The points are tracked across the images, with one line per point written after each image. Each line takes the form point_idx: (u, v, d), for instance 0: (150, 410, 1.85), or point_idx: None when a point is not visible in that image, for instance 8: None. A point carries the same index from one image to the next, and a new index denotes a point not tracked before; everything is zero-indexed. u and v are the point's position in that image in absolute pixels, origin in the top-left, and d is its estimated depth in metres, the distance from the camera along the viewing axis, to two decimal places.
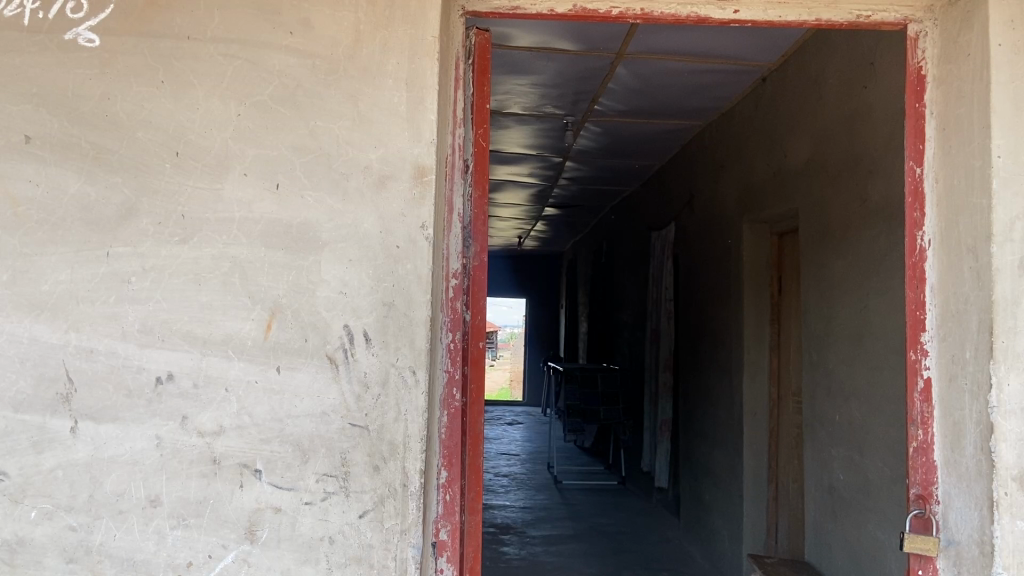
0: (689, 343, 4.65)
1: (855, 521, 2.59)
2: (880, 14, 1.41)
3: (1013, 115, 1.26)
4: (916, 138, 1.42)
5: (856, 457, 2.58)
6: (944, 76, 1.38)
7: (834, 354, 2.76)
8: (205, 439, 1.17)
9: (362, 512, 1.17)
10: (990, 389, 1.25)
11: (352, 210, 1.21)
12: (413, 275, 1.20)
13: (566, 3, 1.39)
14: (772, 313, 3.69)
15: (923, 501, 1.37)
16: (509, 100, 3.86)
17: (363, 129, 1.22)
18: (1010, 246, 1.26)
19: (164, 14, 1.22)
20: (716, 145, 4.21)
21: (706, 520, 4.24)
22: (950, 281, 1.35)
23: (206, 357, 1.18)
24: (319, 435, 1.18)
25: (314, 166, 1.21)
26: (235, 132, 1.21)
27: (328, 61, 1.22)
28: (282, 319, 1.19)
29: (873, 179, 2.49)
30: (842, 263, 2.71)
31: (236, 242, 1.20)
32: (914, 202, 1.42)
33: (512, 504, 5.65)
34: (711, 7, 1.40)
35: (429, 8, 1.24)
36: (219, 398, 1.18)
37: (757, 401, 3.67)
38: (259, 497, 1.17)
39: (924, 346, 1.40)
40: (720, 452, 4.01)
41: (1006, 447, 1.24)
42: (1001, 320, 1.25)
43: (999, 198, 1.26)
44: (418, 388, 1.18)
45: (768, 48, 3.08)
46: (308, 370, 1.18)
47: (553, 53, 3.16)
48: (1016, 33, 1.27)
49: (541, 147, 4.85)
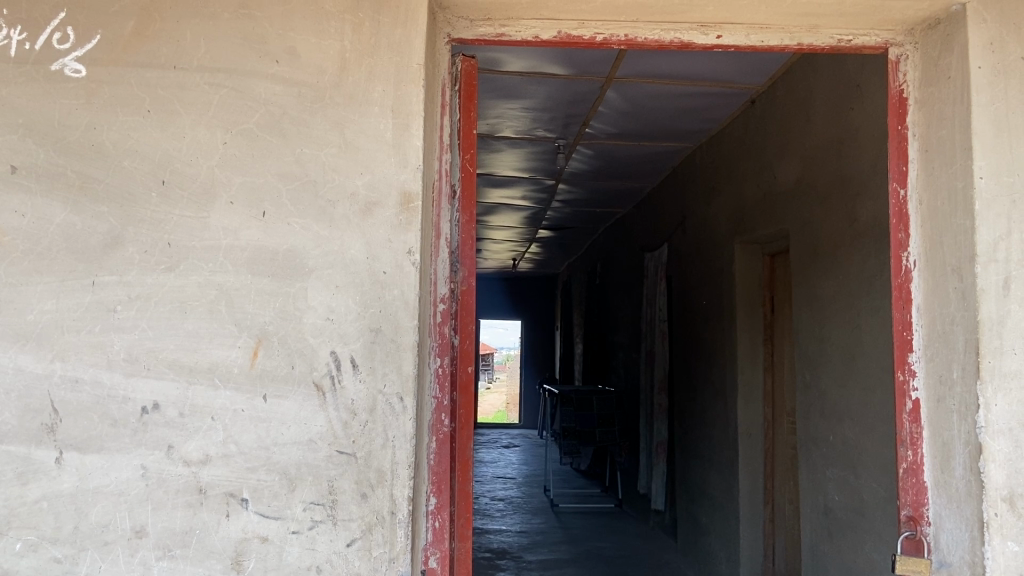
0: (683, 364, 4.65)
1: (850, 543, 2.58)
2: (861, 39, 1.42)
3: (994, 136, 1.28)
4: (899, 160, 1.43)
5: (851, 477, 2.58)
6: (925, 99, 1.39)
7: (827, 376, 2.76)
8: (191, 468, 1.17)
9: (350, 540, 1.17)
10: (978, 410, 1.25)
11: (338, 236, 1.21)
12: (400, 301, 1.20)
13: (551, 30, 1.40)
14: (764, 334, 3.69)
15: (914, 523, 1.36)
16: (501, 123, 3.88)
17: (349, 155, 1.22)
18: (993, 266, 1.26)
19: (151, 44, 1.22)
20: (706, 167, 4.24)
21: (703, 543, 4.21)
22: (936, 301, 1.36)
23: (192, 386, 1.18)
24: (306, 463, 1.17)
25: (300, 193, 1.21)
26: (221, 160, 1.21)
27: (314, 88, 1.23)
28: (268, 345, 1.19)
29: (862, 200, 2.51)
30: (833, 282, 2.72)
31: (222, 269, 1.20)
32: (899, 223, 1.42)
33: (509, 529, 5.62)
34: (693, 33, 1.41)
35: (414, 36, 1.25)
36: (205, 427, 1.17)
37: (752, 422, 3.67)
38: (245, 526, 1.16)
39: (911, 366, 1.40)
40: (715, 473, 4.01)
41: (994, 467, 1.24)
42: (987, 341, 1.25)
43: (981, 219, 1.27)
44: (405, 415, 1.18)
45: (755, 70, 3.10)
46: (294, 398, 1.18)
47: (542, 78, 3.19)
48: (995, 56, 1.29)
49: (533, 170, 4.87)
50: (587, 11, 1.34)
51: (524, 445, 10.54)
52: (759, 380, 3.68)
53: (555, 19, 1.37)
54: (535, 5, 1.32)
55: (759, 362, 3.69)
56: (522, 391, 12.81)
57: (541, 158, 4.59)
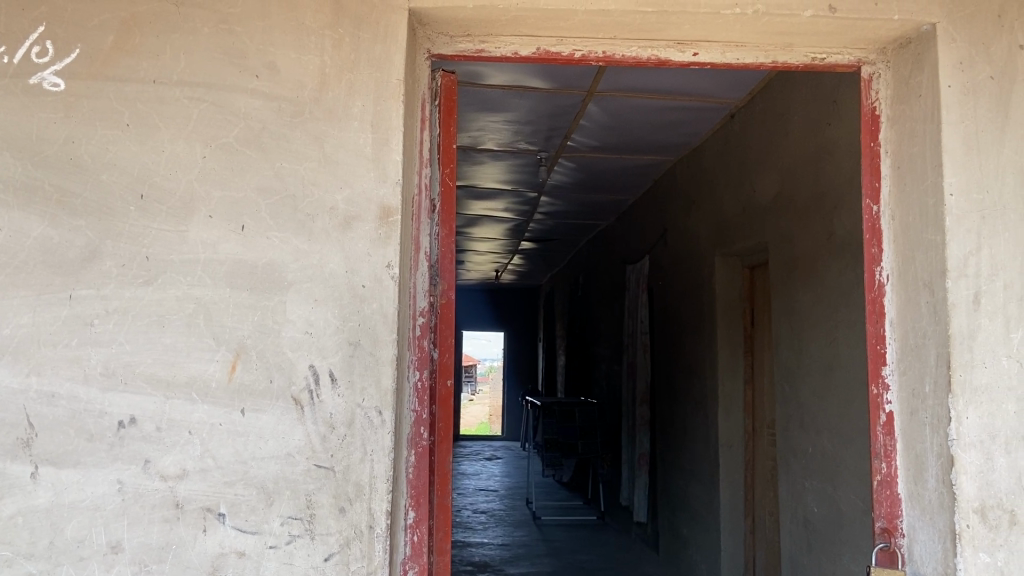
0: (664, 376, 4.67)
1: (829, 555, 2.59)
2: (834, 57, 1.45)
3: (964, 154, 1.31)
4: (872, 176, 1.45)
5: (829, 489, 2.59)
6: (897, 116, 1.42)
7: (806, 389, 2.78)
8: (168, 482, 1.16)
9: (328, 554, 1.16)
10: (949, 423, 1.27)
11: (317, 250, 1.21)
12: (379, 314, 1.21)
13: (530, 46, 1.41)
14: (744, 346, 3.71)
15: (888, 534, 1.38)
16: (483, 135, 3.89)
17: (329, 169, 1.23)
18: (964, 281, 1.29)
19: (130, 58, 1.22)
20: (687, 181, 4.27)
21: (684, 555, 4.21)
22: (909, 315, 1.37)
23: (170, 400, 1.17)
24: (284, 477, 1.17)
25: (279, 208, 1.22)
26: (200, 174, 1.22)
27: (293, 103, 1.24)
28: (246, 359, 1.19)
29: (839, 214, 2.53)
30: (811, 296, 2.75)
31: (201, 283, 1.20)
32: (872, 238, 1.44)
33: (491, 541, 5.60)
34: (670, 50, 1.43)
35: (394, 51, 1.26)
36: (182, 441, 1.17)
37: (732, 434, 3.70)
38: (222, 541, 1.16)
39: (885, 379, 1.41)
40: (696, 485, 4.02)
41: (966, 479, 1.26)
42: (959, 354, 1.27)
43: (952, 235, 1.29)
44: (384, 428, 1.19)
45: (735, 86, 3.14)
46: (272, 412, 1.18)
47: (525, 91, 3.20)
48: (964, 76, 1.32)
49: (516, 182, 4.88)
50: (565, 28, 1.36)
51: (507, 457, 10.51)
52: (739, 392, 3.71)
53: (534, 35, 1.39)
54: (515, 22, 1.34)
55: (738, 374, 3.72)
56: (504, 403, 12.79)
57: (523, 171, 4.61)
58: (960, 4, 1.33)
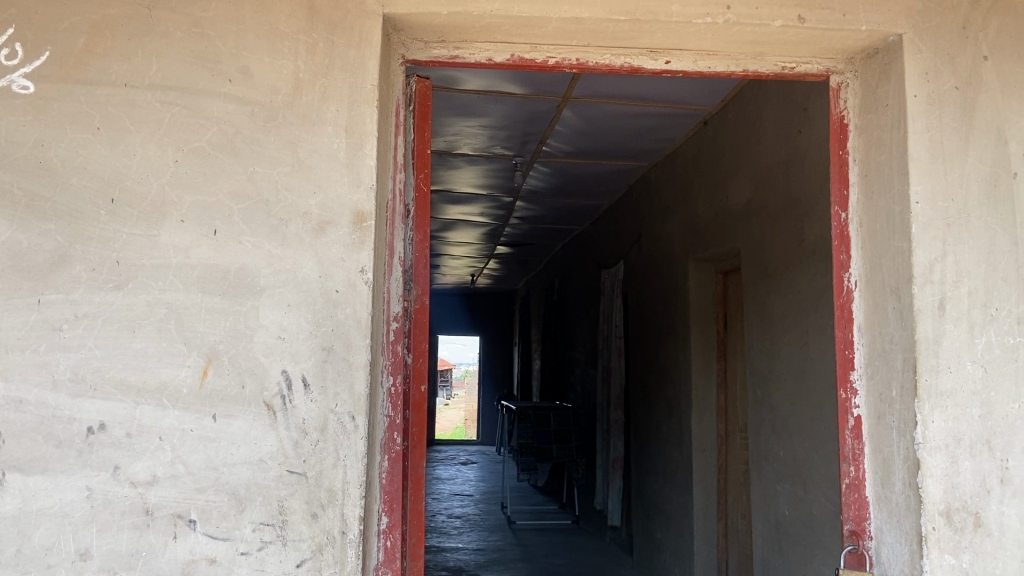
0: (638, 380, 4.69)
1: (801, 557, 2.62)
2: (803, 66, 1.47)
3: (930, 163, 1.33)
4: (840, 183, 1.47)
5: (800, 492, 2.62)
6: (865, 125, 1.44)
7: (777, 393, 2.81)
8: (138, 489, 1.15)
9: (300, 561, 1.16)
10: (916, 426, 1.29)
11: (290, 255, 1.21)
12: (352, 319, 1.21)
13: (504, 53, 1.42)
14: (717, 351, 3.75)
15: (856, 537, 1.39)
16: (459, 140, 3.89)
17: (302, 175, 1.23)
18: (930, 287, 1.31)
19: (101, 61, 1.21)
20: (661, 186, 4.30)
21: (658, 558, 4.23)
22: (876, 321, 1.40)
23: (140, 406, 1.16)
24: (255, 483, 1.17)
25: (252, 212, 1.21)
26: (171, 178, 1.21)
27: (267, 107, 1.23)
28: (218, 365, 1.18)
29: (810, 221, 2.57)
30: (783, 301, 2.78)
31: (172, 287, 1.19)
32: (841, 245, 1.46)
33: (466, 546, 5.59)
34: (643, 58, 1.44)
35: (368, 57, 1.26)
36: (153, 447, 1.16)
37: (705, 437, 3.73)
38: (193, 548, 1.15)
39: (853, 384, 1.43)
40: (670, 489, 4.04)
41: (932, 482, 1.28)
42: (924, 359, 1.30)
43: (917, 242, 1.32)
44: (357, 433, 1.19)
45: (708, 93, 3.17)
46: (244, 417, 1.18)
47: (500, 96, 3.21)
48: (930, 85, 1.34)
49: (491, 187, 4.89)
50: (539, 35, 1.37)
51: (482, 462, 10.50)
52: (713, 396, 3.74)
53: (508, 42, 1.40)
54: (489, 29, 1.34)
55: (711, 378, 3.75)
56: (480, 407, 12.79)
57: (499, 176, 4.62)
58: (925, 16, 1.36)
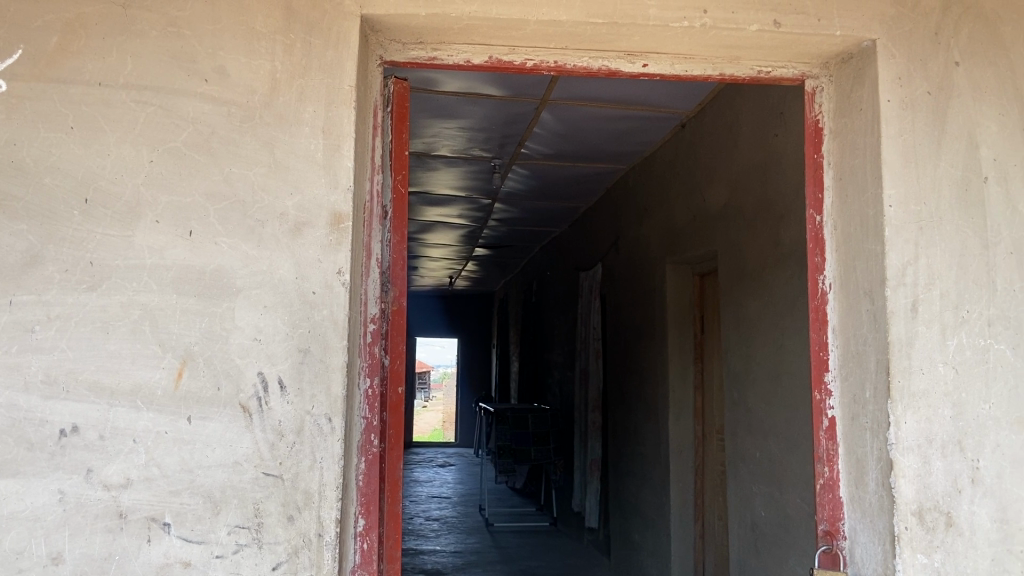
0: (616, 382, 4.71)
1: (776, 557, 2.64)
2: (779, 71, 1.48)
3: (902, 167, 1.35)
4: (815, 187, 1.48)
5: (776, 493, 2.64)
6: (839, 129, 1.46)
7: (753, 394, 2.84)
8: (111, 492, 1.14)
9: (275, 564, 1.15)
10: (889, 427, 1.31)
11: (266, 256, 1.20)
12: (329, 321, 1.20)
13: (482, 54, 1.42)
14: (693, 353, 3.77)
15: (830, 537, 1.41)
16: (437, 142, 3.89)
17: (279, 176, 1.22)
18: (902, 289, 1.33)
19: (75, 60, 1.20)
20: (639, 189, 4.32)
21: (635, 560, 4.25)
22: (850, 323, 1.41)
23: (113, 408, 1.15)
24: (230, 486, 1.16)
25: (228, 213, 1.21)
26: (146, 179, 1.20)
27: (243, 108, 1.23)
28: (193, 367, 1.17)
29: (786, 223, 2.59)
30: (759, 303, 2.81)
31: (147, 288, 1.18)
32: (816, 248, 1.47)
33: (444, 549, 5.57)
34: (620, 61, 1.45)
35: (346, 58, 1.26)
36: (126, 449, 1.15)
37: (682, 438, 3.75)
38: (167, 551, 1.14)
39: (827, 385, 1.44)
40: (647, 490, 4.06)
41: (904, 482, 1.29)
42: (897, 361, 1.31)
43: (891, 245, 1.33)
44: (333, 436, 1.18)
45: (685, 96, 3.19)
46: (219, 420, 1.17)
47: (479, 98, 3.21)
48: (903, 90, 1.36)
49: (470, 189, 4.89)
50: (517, 38, 1.37)
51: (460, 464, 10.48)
52: (690, 397, 3.76)
53: (486, 44, 1.40)
54: (468, 31, 1.35)
55: (688, 379, 3.78)
56: (457, 410, 12.77)
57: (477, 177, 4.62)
58: (898, 21, 1.38)
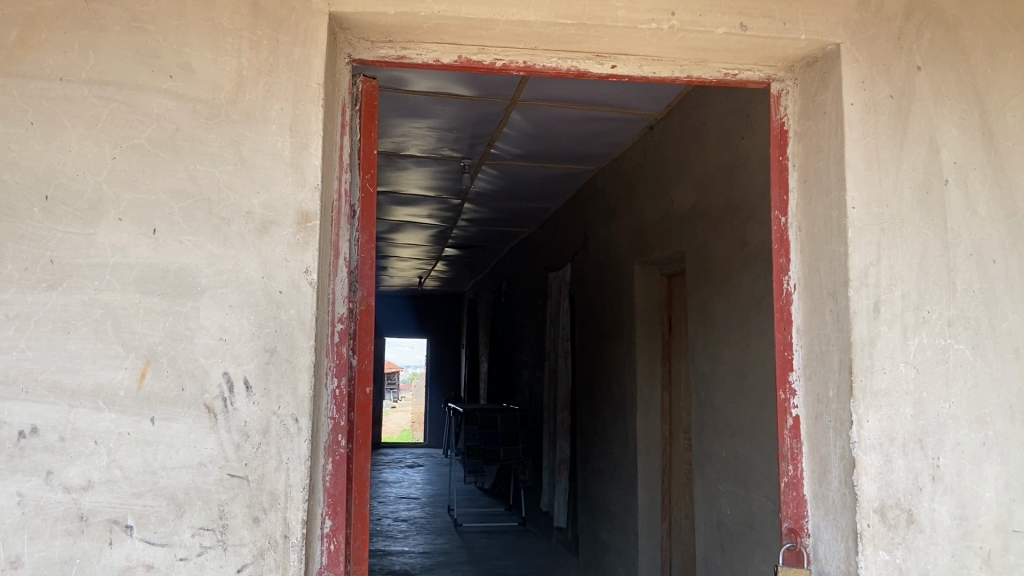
0: (584, 382, 4.73)
1: (742, 555, 2.66)
2: (745, 73, 1.50)
3: (865, 169, 1.37)
4: (780, 189, 1.50)
5: (742, 491, 2.67)
6: (804, 131, 1.48)
7: (720, 394, 2.86)
8: (71, 494, 1.12)
9: (241, 565, 1.14)
10: (851, 426, 1.33)
11: (232, 255, 1.19)
12: (296, 320, 1.19)
13: (451, 54, 1.42)
14: (661, 353, 3.80)
15: (794, 534, 1.43)
16: (406, 141, 3.87)
17: (245, 174, 1.21)
18: (865, 290, 1.35)
19: (35, 54, 1.18)
20: (607, 189, 4.34)
21: (603, 559, 4.26)
22: (814, 323, 1.43)
23: (74, 409, 1.13)
24: (195, 487, 1.14)
25: (193, 211, 1.19)
26: (109, 176, 1.18)
27: (209, 105, 1.21)
28: (157, 367, 1.16)
29: (751, 225, 2.62)
30: (725, 303, 2.83)
31: (109, 287, 1.16)
32: (781, 248, 1.49)
33: (412, 549, 5.55)
34: (589, 62, 1.45)
35: (314, 55, 1.25)
36: (87, 451, 1.13)
37: (649, 438, 3.77)
38: (129, 554, 1.12)
39: (791, 385, 1.46)
40: (615, 489, 4.08)
41: (866, 480, 1.31)
42: (859, 360, 1.33)
43: (854, 247, 1.35)
44: (300, 436, 1.17)
45: (653, 98, 3.21)
46: (183, 421, 1.15)
47: (448, 98, 3.20)
48: (866, 94, 1.38)
49: (439, 189, 4.88)
50: (486, 37, 1.37)
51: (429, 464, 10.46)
52: (657, 397, 3.79)
53: (455, 43, 1.40)
54: (437, 30, 1.34)
55: (656, 379, 3.80)
56: (426, 410, 12.73)
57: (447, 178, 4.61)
58: (862, 26, 1.40)
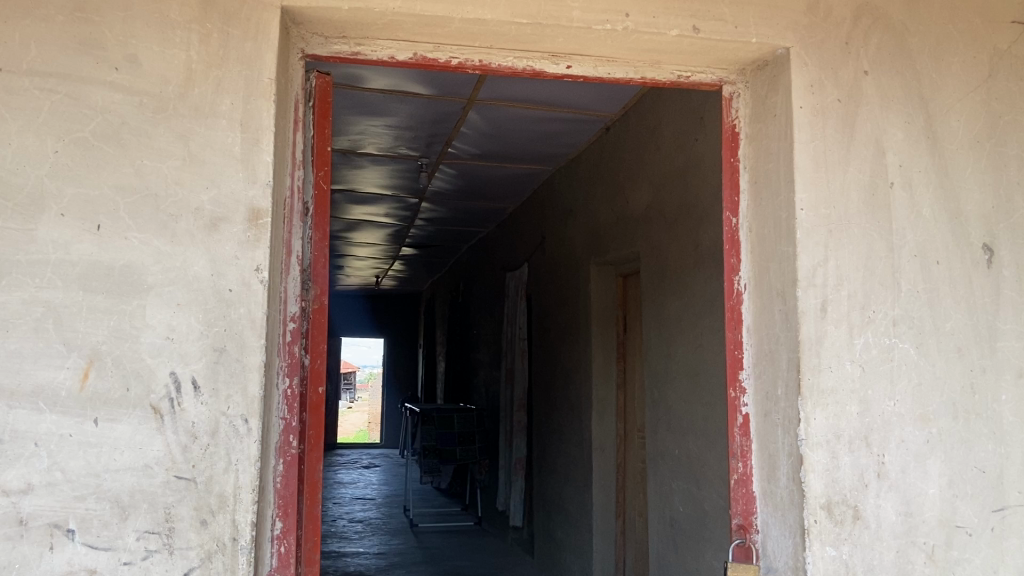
0: (540, 382, 4.74)
1: (694, 551, 2.69)
2: (698, 75, 1.51)
3: (814, 171, 1.39)
4: (732, 190, 1.52)
5: (694, 489, 2.69)
6: (755, 133, 1.50)
7: (673, 393, 2.89)
8: (10, 498, 1.09)
9: (188, 569, 1.12)
10: (799, 424, 1.35)
11: (180, 252, 1.17)
12: (246, 319, 1.17)
13: (406, 51, 1.41)
14: (616, 353, 3.83)
15: (743, 531, 1.45)
16: (363, 139, 3.84)
17: (193, 169, 1.19)
18: (813, 290, 1.37)
19: None
20: (564, 190, 4.36)
21: (558, 557, 4.28)
22: (764, 322, 1.45)
23: (13, 410, 1.10)
24: (140, 490, 1.12)
25: (139, 207, 1.17)
26: (51, 170, 1.15)
27: (156, 99, 1.19)
28: (101, 366, 1.13)
29: (704, 226, 2.65)
30: (678, 303, 2.86)
31: (51, 285, 1.13)
32: (732, 249, 1.51)
33: (367, 550, 5.51)
34: (544, 62, 1.45)
35: (265, 49, 1.23)
36: (27, 453, 1.10)
37: (604, 437, 3.80)
38: (70, 559, 1.09)
39: (741, 383, 1.48)
40: (570, 488, 4.09)
41: (813, 477, 1.34)
42: (807, 359, 1.36)
43: (802, 248, 1.38)
44: (250, 437, 1.16)
45: (610, 99, 3.23)
46: (128, 422, 1.13)
47: (405, 96, 3.19)
48: (815, 97, 1.41)
49: (396, 187, 4.85)
50: (441, 35, 1.37)
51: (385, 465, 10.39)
52: (612, 396, 3.81)
53: (410, 41, 1.39)
54: (391, 26, 1.33)
55: (611, 379, 3.83)
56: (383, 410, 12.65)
57: (404, 176, 4.59)
58: (812, 30, 1.42)
